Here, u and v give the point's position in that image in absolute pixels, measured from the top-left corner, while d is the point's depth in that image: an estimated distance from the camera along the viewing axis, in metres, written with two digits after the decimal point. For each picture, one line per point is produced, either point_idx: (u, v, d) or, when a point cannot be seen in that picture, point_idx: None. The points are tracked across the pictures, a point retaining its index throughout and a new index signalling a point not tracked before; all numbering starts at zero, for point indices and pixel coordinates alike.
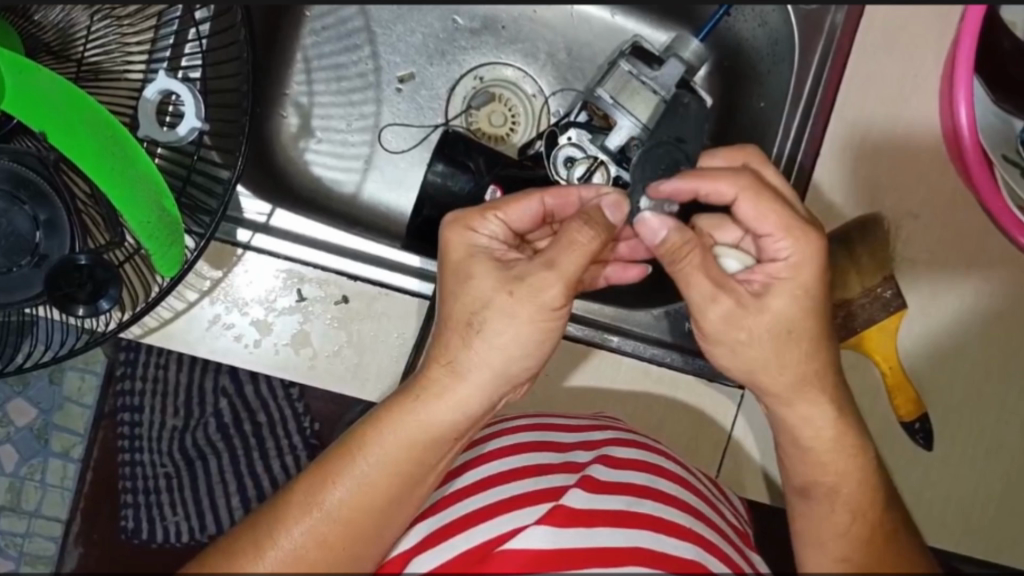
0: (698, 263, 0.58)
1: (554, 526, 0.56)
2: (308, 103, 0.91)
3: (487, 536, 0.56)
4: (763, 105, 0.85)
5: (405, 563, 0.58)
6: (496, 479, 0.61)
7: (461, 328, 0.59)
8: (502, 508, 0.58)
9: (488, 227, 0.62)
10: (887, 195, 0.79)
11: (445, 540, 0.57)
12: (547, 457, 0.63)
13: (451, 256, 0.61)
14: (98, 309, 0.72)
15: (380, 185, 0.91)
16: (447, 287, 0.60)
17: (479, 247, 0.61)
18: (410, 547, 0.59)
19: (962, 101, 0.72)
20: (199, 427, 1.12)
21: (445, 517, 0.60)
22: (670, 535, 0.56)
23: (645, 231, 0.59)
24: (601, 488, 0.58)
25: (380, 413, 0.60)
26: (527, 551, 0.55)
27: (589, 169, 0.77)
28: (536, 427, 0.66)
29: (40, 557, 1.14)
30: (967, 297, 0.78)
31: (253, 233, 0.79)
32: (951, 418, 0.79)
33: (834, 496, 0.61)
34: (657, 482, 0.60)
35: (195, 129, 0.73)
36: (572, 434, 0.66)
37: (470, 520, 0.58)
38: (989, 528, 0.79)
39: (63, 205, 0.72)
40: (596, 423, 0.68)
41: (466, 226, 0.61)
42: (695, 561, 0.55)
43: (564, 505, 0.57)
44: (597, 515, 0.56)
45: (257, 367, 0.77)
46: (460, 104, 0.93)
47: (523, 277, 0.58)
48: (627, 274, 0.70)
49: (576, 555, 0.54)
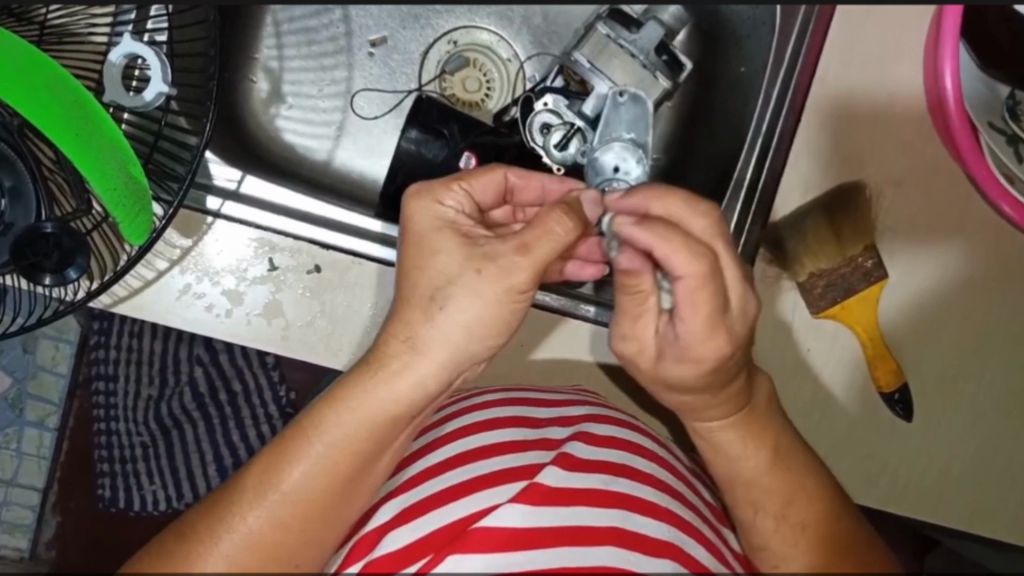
0: (630, 307, 0.53)
1: (528, 504, 0.56)
2: (279, 69, 0.89)
3: (462, 513, 0.56)
4: (744, 70, 0.84)
5: (377, 540, 0.57)
6: (474, 454, 0.60)
7: (422, 303, 0.56)
8: (479, 485, 0.58)
9: (454, 198, 0.59)
10: (860, 165, 0.79)
11: (420, 516, 0.57)
12: (523, 433, 0.62)
13: (417, 226, 0.58)
14: (65, 278, 0.70)
15: (353, 152, 0.89)
16: (407, 260, 0.57)
17: (444, 219, 0.58)
18: (384, 523, 0.58)
19: (947, 66, 0.72)
20: (175, 396, 1.12)
21: (418, 494, 0.59)
22: (644, 514, 0.56)
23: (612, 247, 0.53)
24: (577, 465, 0.58)
25: (337, 392, 0.56)
26: (503, 528, 0.55)
27: (566, 136, 0.77)
28: (511, 403, 0.65)
29: (17, 526, 1.13)
30: (949, 267, 0.79)
31: (222, 201, 0.77)
32: (928, 390, 0.79)
33: None
34: (634, 461, 0.60)
35: (161, 94, 0.70)
36: (546, 409, 0.66)
37: (443, 497, 0.58)
38: (964, 498, 0.79)
39: (27, 172, 0.69)
40: (569, 399, 0.68)
41: (433, 198, 0.59)
42: (666, 541, 0.55)
43: (538, 484, 0.57)
44: (572, 493, 0.57)
45: (229, 337, 0.76)
46: (434, 68, 0.90)
47: (493, 257, 0.55)
48: (582, 272, 0.67)
49: (551, 532, 0.55)
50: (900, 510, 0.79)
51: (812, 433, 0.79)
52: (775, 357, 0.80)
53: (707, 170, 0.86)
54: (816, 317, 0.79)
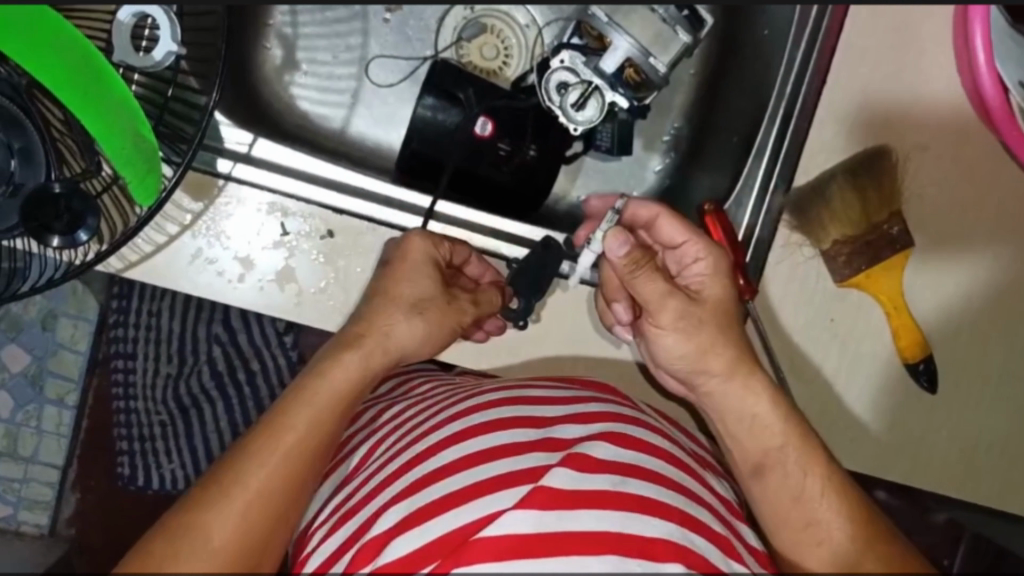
0: (653, 273, 0.64)
1: (534, 509, 0.54)
2: (293, 35, 0.88)
3: (469, 518, 0.55)
4: (767, 33, 0.81)
5: (382, 546, 0.56)
6: (478, 458, 0.59)
7: (403, 305, 0.67)
8: (484, 489, 0.57)
9: (445, 249, 0.71)
10: (890, 129, 0.77)
11: (425, 522, 0.56)
12: (528, 434, 0.61)
13: (415, 254, 0.69)
14: (75, 241, 0.69)
15: (367, 120, 0.89)
16: (402, 269, 0.68)
17: (430, 261, 0.69)
18: (388, 529, 0.56)
19: (978, 39, 0.70)
20: (193, 375, 1.12)
21: (425, 498, 0.57)
22: (656, 517, 0.55)
23: (609, 244, 0.64)
24: (585, 467, 0.57)
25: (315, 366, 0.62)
26: (509, 535, 0.53)
27: (583, 95, 0.77)
28: (514, 402, 0.64)
29: (38, 502, 1.13)
30: (977, 233, 0.77)
31: (233, 164, 0.76)
32: (956, 360, 0.77)
33: (805, 439, 0.59)
34: (642, 461, 0.59)
35: (171, 53, 0.70)
36: (552, 407, 0.65)
37: (448, 503, 0.56)
38: (993, 475, 0.78)
39: (35, 132, 0.69)
40: (576, 395, 0.66)
41: (430, 243, 0.70)
42: (679, 545, 0.54)
43: (545, 486, 0.55)
44: (580, 496, 0.55)
45: (242, 304, 0.75)
46: (451, 35, 0.89)
47: (457, 298, 0.70)
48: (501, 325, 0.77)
49: (561, 537, 0.53)
50: (925, 485, 0.78)
51: (833, 408, 0.77)
52: (796, 326, 0.78)
53: (730, 135, 0.84)
54: (840, 287, 0.77)
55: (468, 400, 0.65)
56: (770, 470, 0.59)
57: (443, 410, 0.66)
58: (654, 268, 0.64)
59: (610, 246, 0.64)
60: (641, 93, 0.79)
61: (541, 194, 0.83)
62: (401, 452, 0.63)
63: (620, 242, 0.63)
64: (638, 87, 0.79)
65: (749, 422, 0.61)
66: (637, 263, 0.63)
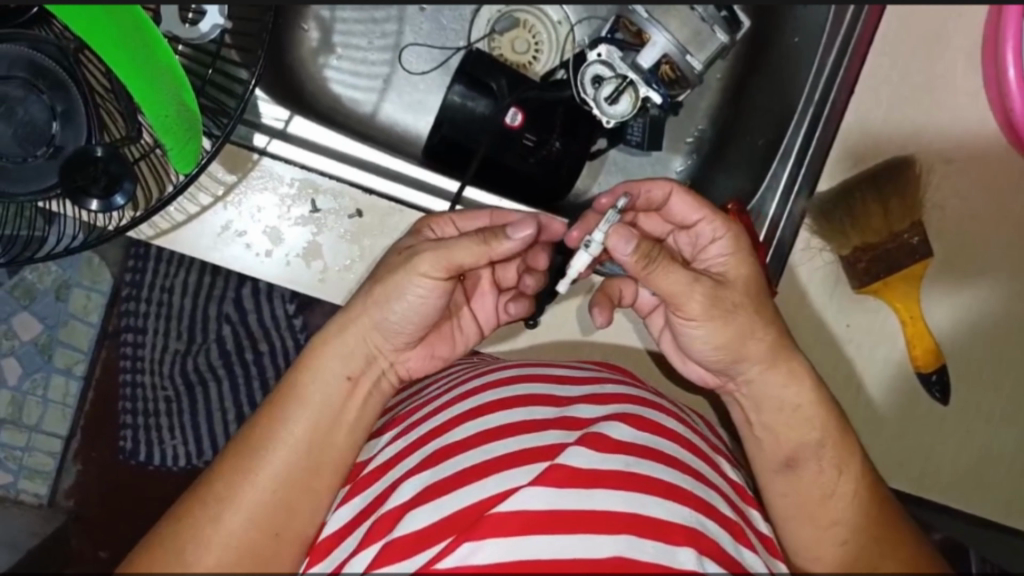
0: (668, 263, 0.58)
1: (551, 487, 0.53)
2: (330, 18, 0.88)
3: (485, 495, 0.54)
4: (797, 40, 0.82)
5: (399, 519, 0.55)
6: (494, 434, 0.58)
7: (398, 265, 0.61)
8: (500, 465, 0.56)
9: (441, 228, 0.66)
10: (912, 138, 0.78)
11: (440, 496, 0.55)
12: (545, 412, 0.60)
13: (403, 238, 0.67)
14: (111, 205, 0.69)
15: (398, 106, 0.90)
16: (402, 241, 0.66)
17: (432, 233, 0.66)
18: (404, 502, 0.55)
19: (1009, 53, 0.73)
20: (202, 351, 1.11)
21: (439, 472, 0.56)
22: (669, 499, 0.54)
23: (614, 244, 0.57)
24: (602, 446, 0.56)
25: (313, 347, 0.61)
26: (522, 512, 0.52)
27: (617, 89, 0.79)
28: (533, 379, 0.63)
29: (38, 472, 1.11)
30: (995, 247, 0.78)
31: (269, 139, 0.77)
32: (968, 371, 0.78)
33: (827, 440, 0.59)
34: (659, 443, 0.58)
35: (216, 26, 0.72)
36: (570, 387, 0.64)
37: (464, 478, 0.55)
38: (999, 487, 0.78)
39: (79, 96, 0.71)
40: (590, 376, 0.66)
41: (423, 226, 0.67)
42: (693, 529, 0.53)
43: (561, 464, 0.54)
44: (597, 475, 0.54)
45: (267, 277, 0.76)
46: (484, 27, 0.90)
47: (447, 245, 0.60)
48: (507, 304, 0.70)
49: (575, 516, 0.52)
50: (930, 492, 0.78)
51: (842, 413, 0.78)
52: (813, 329, 0.79)
53: (755, 138, 0.85)
54: (857, 292, 0.79)
55: (484, 375, 0.64)
56: (783, 463, 0.60)
57: (458, 386, 0.64)
58: (668, 263, 0.58)
59: (615, 246, 0.57)
60: (675, 91, 0.83)
61: (564, 185, 0.83)
62: (415, 426, 0.62)
63: (626, 239, 0.57)
64: (672, 84, 0.82)
65: (778, 413, 0.60)
66: (649, 260, 0.57)
